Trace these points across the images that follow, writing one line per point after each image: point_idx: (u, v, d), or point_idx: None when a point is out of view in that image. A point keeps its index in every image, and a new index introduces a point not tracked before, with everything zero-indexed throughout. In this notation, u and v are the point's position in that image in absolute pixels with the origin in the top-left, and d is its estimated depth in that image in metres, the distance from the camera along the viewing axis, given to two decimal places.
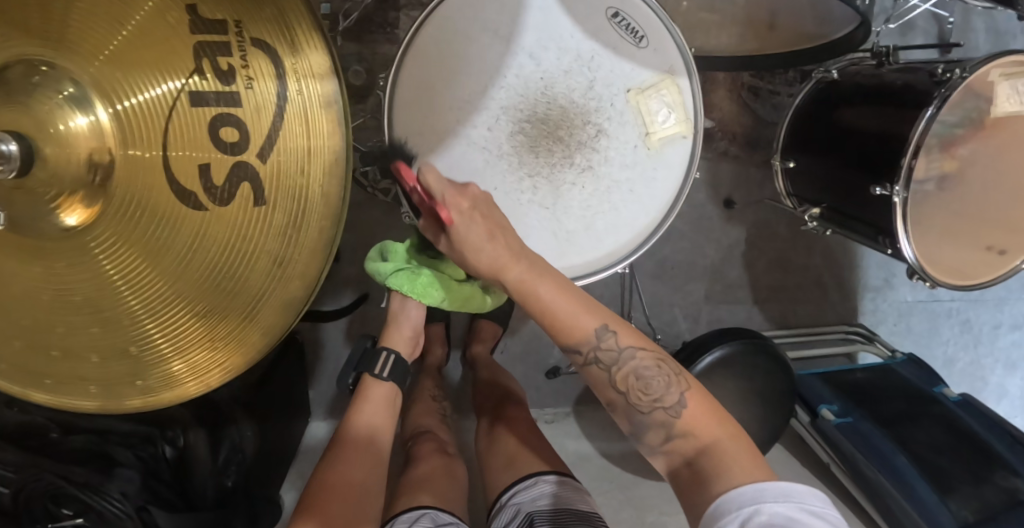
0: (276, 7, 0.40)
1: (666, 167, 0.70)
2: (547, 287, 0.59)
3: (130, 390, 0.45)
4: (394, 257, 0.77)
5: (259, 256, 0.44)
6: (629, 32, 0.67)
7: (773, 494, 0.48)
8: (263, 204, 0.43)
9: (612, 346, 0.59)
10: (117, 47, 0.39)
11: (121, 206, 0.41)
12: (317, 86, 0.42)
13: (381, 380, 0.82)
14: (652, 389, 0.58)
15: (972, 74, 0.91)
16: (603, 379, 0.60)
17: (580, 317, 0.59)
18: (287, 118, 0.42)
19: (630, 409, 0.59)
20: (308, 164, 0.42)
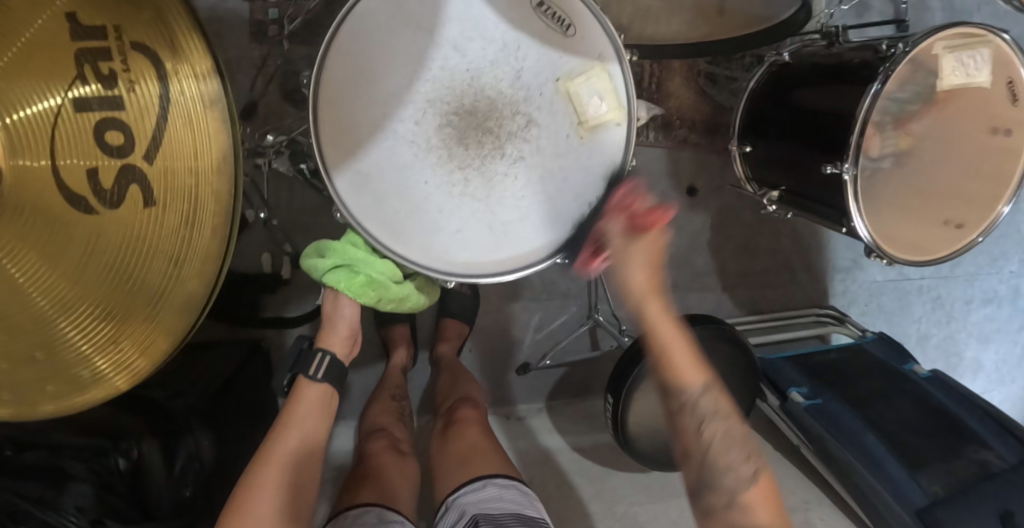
0: (156, 11, 0.40)
1: (601, 155, 0.70)
2: (676, 346, 0.68)
3: (38, 397, 0.44)
4: (331, 255, 0.76)
5: (155, 257, 0.43)
6: (557, 20, 0.66)
7: None
8: (154, 206, 0.42)
9: (712, 404, 0.67)
10: (8, 62, 0.37)
11: (13, 216, 0.39)
12: (200, 84, 0.42)
13: (314, 381, 0.82)
14: (731, 456, 0.65)
15: (915, 48, 0.92)
16: (691, 430, 0.66)
17: (691, 371, 0.67)
18: (171, 118, 0.41)
19: (704, 466, 0.64)
20: (197, 163, 0.42)
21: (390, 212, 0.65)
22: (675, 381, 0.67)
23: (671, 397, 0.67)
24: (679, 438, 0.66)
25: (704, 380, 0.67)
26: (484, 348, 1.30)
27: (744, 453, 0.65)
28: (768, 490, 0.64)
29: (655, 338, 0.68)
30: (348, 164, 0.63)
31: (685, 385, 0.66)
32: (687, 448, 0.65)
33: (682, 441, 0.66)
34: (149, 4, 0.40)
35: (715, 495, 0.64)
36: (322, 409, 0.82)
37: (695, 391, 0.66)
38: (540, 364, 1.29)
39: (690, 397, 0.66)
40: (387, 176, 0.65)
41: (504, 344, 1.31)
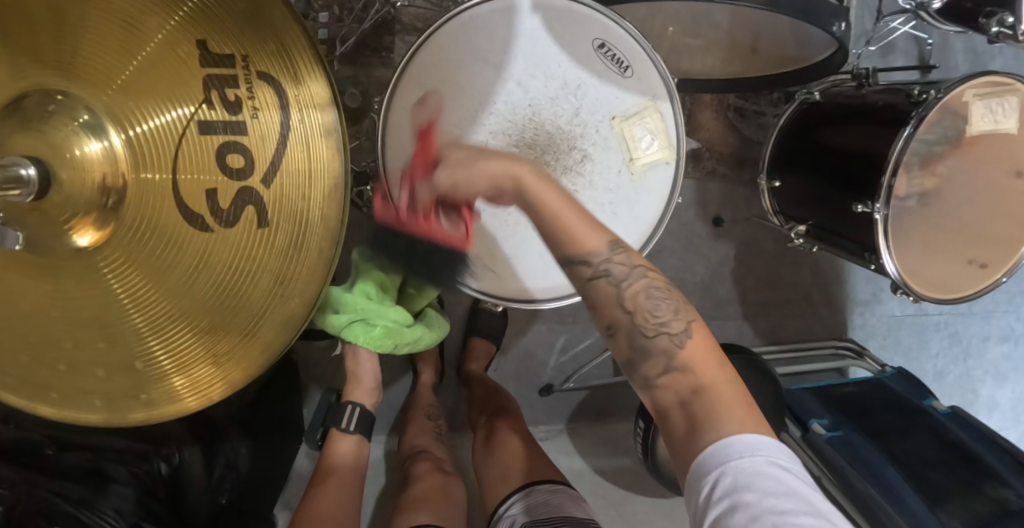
0: (279, 42, 0.43)
1: (648, 191, 0.76)
2: (568, 213, 0.58)
3: (132, 403, 0.46)
4: (341, 309, 0.82)
5: (261, 274, 0.46)
6: (615, 61, 0.72)
7: (739, 449, 0.46)
8: (266, 226, 0.45)
9: (624, 263, 0.58)
10: (129, 77, 0.42)
11: (131, 228, 0.44)
12: (318, 115, 0.45)
13: (347, 432, 0.91)
14: (659, 312, 0.56)
15: (947, 94, 0.95)
16: (611, 296, 0.57)
17: (591, 234, 0.58)
18: (289, 145, 0.45)
19: (633, 330, 0.56)
20: (309, 189, 0.46)
21: (446, 239, 0.73)
22: (581, 247, 0.57)
23: (581, 268, 0.58)
24: (602, 315, 0.58)
25: (613, 241, 0.59)
26: (509, 368, 1.31)
27: (673, 308, 0.56)
28: (709, 343, 0.55)
29: (543, 202, 0.57)
30: None
31: (591, 250, 0.57)
32: (613, 320, 0.57)
33: (606, 315, 0.58)
34: (274, 38, 0.43)
35: (649, 363, 0.55)
36: (355, 458, 0.90)
37: (603, 252, 0.58)
38: (564, 387, 1.31)
39: (599, 261, 0.58)
40: None
41: (528, 365, 1.32)
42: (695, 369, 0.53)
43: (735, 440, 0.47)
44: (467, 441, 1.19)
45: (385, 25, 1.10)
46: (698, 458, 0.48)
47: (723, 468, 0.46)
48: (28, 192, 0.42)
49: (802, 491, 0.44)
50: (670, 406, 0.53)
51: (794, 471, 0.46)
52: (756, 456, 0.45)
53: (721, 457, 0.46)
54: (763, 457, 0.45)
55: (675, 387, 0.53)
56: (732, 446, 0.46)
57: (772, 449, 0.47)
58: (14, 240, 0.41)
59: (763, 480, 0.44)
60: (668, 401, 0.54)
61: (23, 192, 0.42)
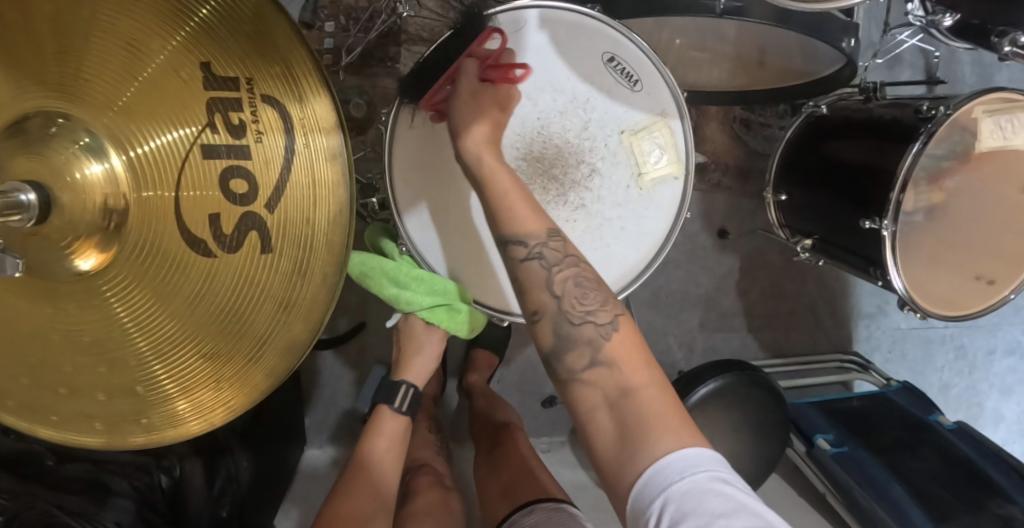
0: (284, 63, 0.43)
1: (657, 206, 0.76)
2: (514, 192, 0.64)
3: (133, 427, 0.47)
4: (416, 286, 0.74)
5: (265, 299, 0.46)
6: (623, 75, 0.72)
7: (676, 470, 0.47)
8: (269, 252, 0.45)
9: (557, 250, 0.62)
10: (129, 99, 0.42)
11: (133, 252, 0.44)
12: (324, 139, 0.45)
13: (398, 413, 0.89)
14: (587, 301, 0.59)
15: (956, 111, 0.93)
16: (540, 278, 0.61)
17: (532, 218, 0.63)
18: (293, 169, 0.44)
19: (559, 317, 0.59)
20: (313, 214, 0.45)
21: (452, 253, 0.74)
22: (518, 231, 0.62)
23: (515, 249, 0.62)
24: (530, 301, 0.61)
25: (550, 229, 0.63)
26: (513, 379, 1.30)
27: (600, 298, 0.60)
28: (634, 337, 0.58)
29: (495, 181, 0.64)
30: (420, 205, 0.72)
31: (528, 233, 0.62)
32: (541, 306, 0.60)
33: (534, 300, 0.61)
34: (279, 60, 0.43)
35: (575, 354, 0.58)
36: (399, 439, 0.88)
37: (540, 236, 0.62)
38: None
39: (533, 245, 0.62)
40: (454, 217, 0.73)
41: (532, 376, 1.31)
42: (620, 365, 0.56)
43: (674, 460, 0.48)
44: (468, 452, 1.19)
45: (391, 35, 1.10)
46: (638, 484, 0.49)
47: (665, 491, 0.47)
48: (29, 217, 0.42)
49: (741, 502, 0.44)
50: (595, 406, 0.55)
51: (734, 483, 0.47)
52: (695, 475, 0.46)
53: (661, 481, 0.47)
54: (694, 472, 0.47)
55: (601, 385, 0.56)
56: (671, 467, 0.48)
57: (709, 464, 0.47)
58: (13, 265, 0.42)
59: (702, 497, 0.45)
60: (590, 399, 0.56)
61: (23, 217, 0.42)
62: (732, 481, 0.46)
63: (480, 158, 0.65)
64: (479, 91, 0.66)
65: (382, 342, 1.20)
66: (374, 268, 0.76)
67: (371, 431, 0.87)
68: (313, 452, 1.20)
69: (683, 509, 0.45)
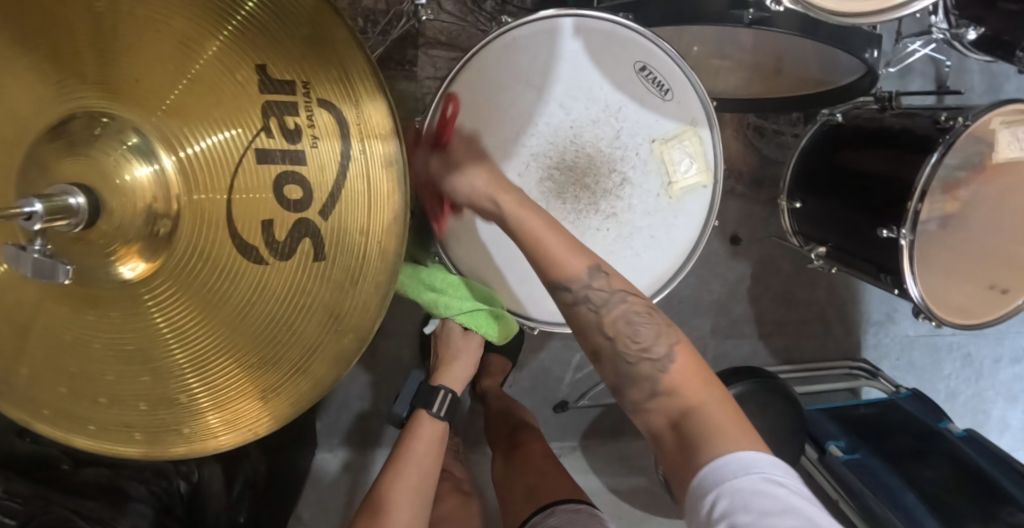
0: (341, 66, 0.43)
1: (686, 215, 0.77)
2: (545, 234, 0.65)
3: (175, 437, 0.48)
4: (452, 291, 0.77)
5: (315, 309, 0.46)
6: (655, 85, 0.74)
7: (732, 469, 0.49)
8: (322, 260, 0.45)
9: (603, 289, 0.64)
10: (178, 100, 0.41)
11: (181, 259, 0.44)
12: (381, 145, 0.45)
13: (437, 418, 0.89)
14: (640, 337, 0.62)
15: (975, 121, 0.93)
16: (591, 320, 0.64)
17: (574, 258, 0.64)
18: (349, 176, 0.44)
19: (617, 356, 0.62)
20: (369, 223, 0.45)
21: (486, 261, 0.75)
22: (562, 274, 0.64)
23: (564, 294, 0.64)
24: (589, 341, 0.64)
25: (594, 267, 0.65)
26: (526, 384, 1.27)
27: (654, 331, 0.62)
28: (693, 360, 0.61)
29: (524, 226, 0.65)
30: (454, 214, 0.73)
31: (573, 274, 0.64)
32: (597, 347, 0.63)
33: (591, 341, 0.64)
34: (337, 64, 0.43)
35: (635, 388, 0.61)
36: (437, 443, 0.88)
37: (583, 277, 0.64)
38: (579, 404, 1.26)
39: (579, 288, 0.64)
40: (492, 234, 0.75)
41: (544, 382, 1.28)
42: (678, 390, 0.58)
43: (729, 461, 0.50)
44: (483, 456, 1.19)
45: (409, 38, 1.09)
46: (695, 479, 0.51)
47: (719, 487, 0.49)
48: (76, 221, 0.41)
49: (790, 503, 0.46)
50: (661, 428, 0.58)
51: (787, 485, 0.48)
52: (747, 475, 0.48)
53: (716, 479, 0.49)
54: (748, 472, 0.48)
55: (664, 409, 0.58)
56: (726, 466, 0.49)
57: (765, 465, 0.49)
58: (65, 274, 0.39)
59: (751, 497, 0.47)
60: (660, 424, 0.58)
61: (71, 221, 0.41)
62: (788, 486, 0.47)
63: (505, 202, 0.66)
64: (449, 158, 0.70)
65: (395, 346, 1.16)
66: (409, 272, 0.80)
67: (408, 436, 0.87)
68: (323, 455, 1.16)
69: (736, 505, 0.46)
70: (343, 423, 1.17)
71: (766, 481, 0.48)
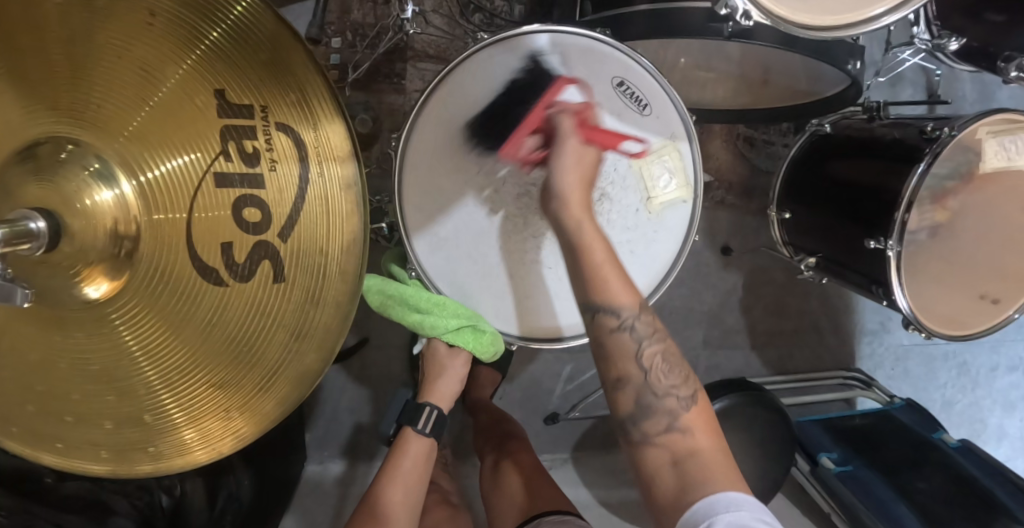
0: (299, 90, 0.44)
1: (665, 230, 0.78)
2: (609, 267, 0.63)
3: (141, 457, 0.47)
4: (437, 310, 0.74)
5: (278, 329, 0.47)
6: (634, 100, 0.74)
7: (724, 504, 0.52)
8: (282, 281, 0.46)
9: (647, 324, 0.63)
10: (138, 124, 0.42)
11: (144, 279, 0.44)
12: (339, 169, 0.46)
13: (422, 435, 0.88)
14: (670, 376, 0.61)
15: (962, 131, 0.92)
16: (630, 349, 0.62)
17: (622, 290, 0.63)
18: (308, 198, 0.45)
19: (644, 388, 0.61)
20: (327, 245, 0.46)
21: (461, 277, 0.75)
22: (609, 301, 0.62)
23: (606, 320, 0.62)
24: (615, 368, 0.62)
25: (642, 303, 0.63)
26: (516, 396, 1.26)
27: (682, 375, 0.62)
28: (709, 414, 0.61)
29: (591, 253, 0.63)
30: (427, 230, 0.73)
31: (621, 305, 0.62)
32: (626, 374, 0.61)
33: (619, 369, 0.62)
34: (295, 88, 0.43)
35: (652, 421, 0.60)
36: (423, 462, 0.88)
37: (633, 309, 0.62)
38: (570, 415, 1.26)
39: (626, 316, 0.62)
40: (469, 243, 0.75)
41: (535, 393, 1.27)
42: (692, 430, 0.59)
43: (720, 497, 0.53)
44: (473, 468, 1.18)
45: (398, 51, 1.09)
46: (685, 512, 0.53)
47: (710, 520, 0.51)
48: (37, 245, 0.41)
49: None
50: (660, 467, 0.58)
51: (774, 525, 0.51)
52: (738, 511, 0.51)
53: (707, 512, 0.52)
54: (738, 505, 0.51)
55: (670, 447, 0.58)
56: (717, 502, 0.52)
57: (754, 504, 0.52)
58: (23, 297, 0.39)
59: None
60: (658, 460, 0.58)
61: (32, 246, 0.41)
62: (776, 526, 0.51)
63: (577, 224, 0.64)
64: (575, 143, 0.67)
65: (386, 358, 1.16)
66: (391, 294, 0.78)
67: (396, 453, 0.87)
68: (314, 467, 1.15)
69: None
70: (339, 435, 1.16)
71: (756, 516, 0.51)
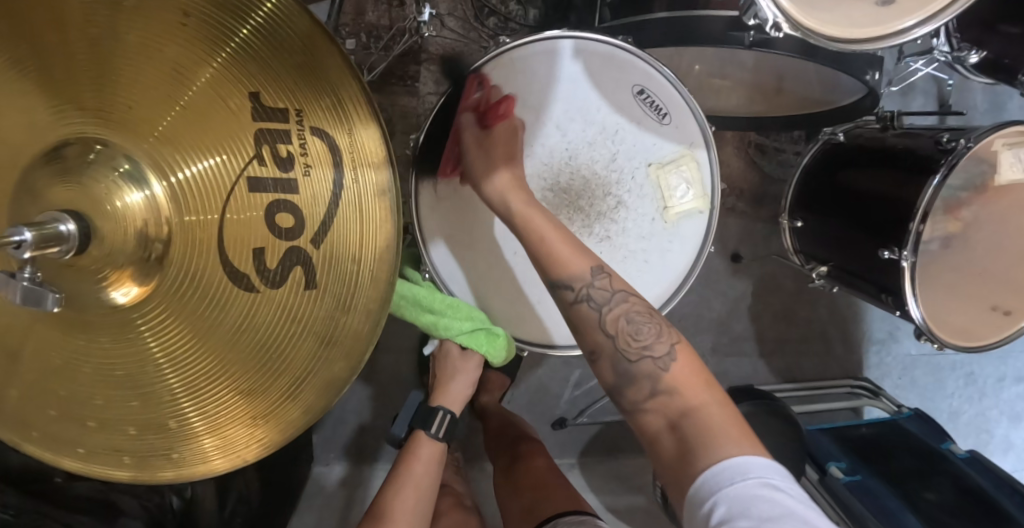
0: (334, 94, 0.43)
1: (680, 239, 0.77)
2: (553, 237, 0.67)
3: (163, 462, 0.47)
4: (452, 313, 0.75)
5: (307, 336, 0.46)
6: (653, 108, 0.74)
7: (730, 474, 0.48)
8: (312, 288, 0.45)
9: (605, 288, 0.64)
10: (172, 127, 0.41)
11: (173, 283, 0.44)
12: (373, 174, 0.45)
13: (436, 439, 0.88)
14: (641, 335, 0.61)
15: (977, 143, 0.92)
16: (593, 320, 0.63)
17: (576, 259, 0.66)
18: (341, 205, 0.44)
19: (617, 355, 0.61)
20: (359, 251, 0.45)
21: (475, 281, 0.75)
22: (564, 273, 0.65)
23: (564, 293, 0.65)
24: (587, 340, 0.64)
25: (595, 266, 0.66)
26: (525, 400, 1.26)
27: (654, 330, 0.61)
28: (692, 360, 0.60)
29: (530, 225, 0.67)
30: (445, 235, 0.74)
31: (575, 274, 0.65)
32: (597, 345, 0.63)
33: (591, 340, 0.63)
34: (330, 91, 0.43)
35: (634, 388, 0.59)
36: (434, 465, 0.87)
37: (586, 277, 0.65)
38: (578, 421, 1.26)
39: (580, 286, 0.64)
40: (483, 246, 0.75)
41: (543, 397, 1.26)
42: (680, 391, 0.58)
43: (725, 466, 0.49)
44: (481, 472, 1.17)
45: (412, 53, 1.09)
46: (694, 485, 0.50)
47: (716, 494, 0.48)
48: (67, 249, 0.41)
49: (791, 509, 0.45)
50: (659, 431, 0.57)
51: (785, 489, 0.47)
52: (743, 481, 0.47)
53: (712, 485, 0.49)
54: (743, 472, 0.48)
55: (664, 410, 0.57)
56: (722, 472, 0.49)
57: (763, 469, 0.48)
58: (53, 302, 0.39)
59: (751, 502, 0.46)
60: (656, 425, 0.57)
61: (62, 248, 0.40)
62: (791, 492, 0.47)
63: (511, 205, 0.68)
64: (483, 140, 0.70)
65: (395, 361, 1.16)
66: (405, 296, 0.78)
67: (410, 455, 0.87)
68: (321, 468, 1.15)
69: (736, 508, 0.46)
70: (347, 437, 1.16)
71: (768, 482, 0.47)
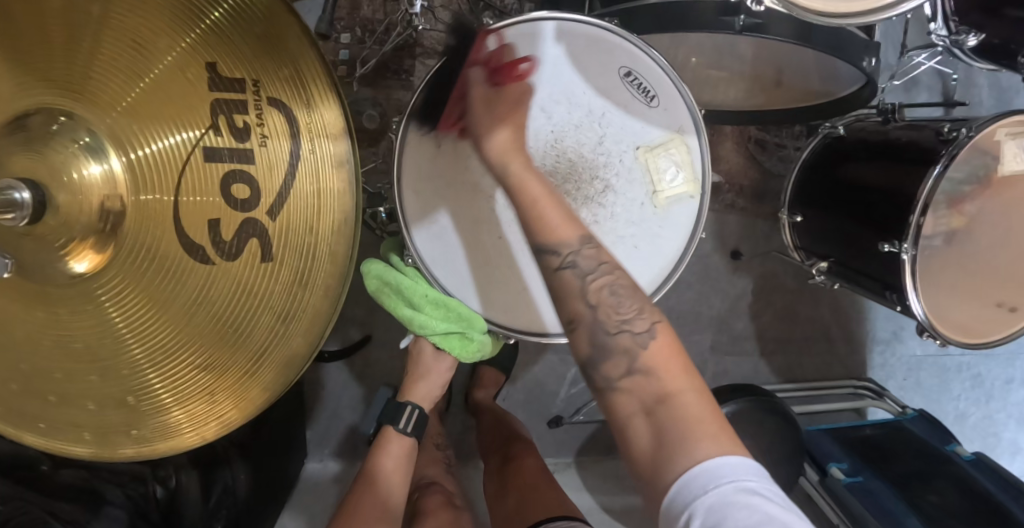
0: (294, 67, 0.43)
1: (672, 225, 0.76)
2: (545, 203, 0.63)
3: (124, 440, 0.46)
4: (431, 310, 0.74)
5: (264, 310, 0.46)
6: (640, 91, 0.73)
7: (700, 484, 0.47)
8: (270, 260, 0.45)
9: (592, 257, 0.62)
10: (135, 99, 0.41)
11: (129, 254, 0.43)
12: (331, 146, 0.45)
13: (404, 434, 0.88)
14: (623, 308, 0.59)
15: (979, 132, 0.90)
16: (574, 288, 0.60)
17: (567, 227, 0.62)
18: (298, 177, 0.44)
19: (595, 326, 0.59)
20: (316, 223, 0.45)
21: (462, 272, 0.74)
22: (551, 238, 0.62)
23: (549, 258, 0.62)
24: (567, 308, 0.61)
25: (584, 236, 0.63)
26: (520, 398, 1.24)
27: (636, 305, 0.59)
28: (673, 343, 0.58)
29: (524, 191, 0.63)
30: (426, 219, 0.72)
31: (562, 241, 0.62)
32: (577, 315, 0.60)
33: (570, 309, 0.60)
34: (288, 63, 0.43)
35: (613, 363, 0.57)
36: (404, 463, 0.87)
37: (574, 244, 0.62)
38: (573, 419, 1.23)
39: (567, 253, 0.61)
40: (466, 231, 0.73)
41: (538, 395, 1.25)
42: (658, 372, 0.56)
43: (695, 474, 0.48)
44: (475, 470, 1.16)
45: (406, 47, 1.08)
46: (667, 498, 0.49)
47: (691, 505, 0.47)
48: (21, 216, 0.40)
49: (765, 512, 0.44)
50: (633, 413, 0.55)
51: (760, 491, 0.46)
52: (716, 488, 0.46)
53: (686, 496, 0.47)
54: (711, 477, 0.47)
55: (637, 391, 0.56)
56: (692, 482, 0.47)
57: (734, 472, 0.47)
58: None
59: (726, 510, 0.44)
60: (627, 407, 0.56)
61: (16, 216, 0.40)
62: (766, 494, 0.45)
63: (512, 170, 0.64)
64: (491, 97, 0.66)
65: (387, 356, 1.15)
66: (389, 282, 0.77)
67: (377, 451, 0.86)
68: (313, 465, 1.13)
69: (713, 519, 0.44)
70: (339, 432, 1.15)
71: (740, 485, 0.46)
